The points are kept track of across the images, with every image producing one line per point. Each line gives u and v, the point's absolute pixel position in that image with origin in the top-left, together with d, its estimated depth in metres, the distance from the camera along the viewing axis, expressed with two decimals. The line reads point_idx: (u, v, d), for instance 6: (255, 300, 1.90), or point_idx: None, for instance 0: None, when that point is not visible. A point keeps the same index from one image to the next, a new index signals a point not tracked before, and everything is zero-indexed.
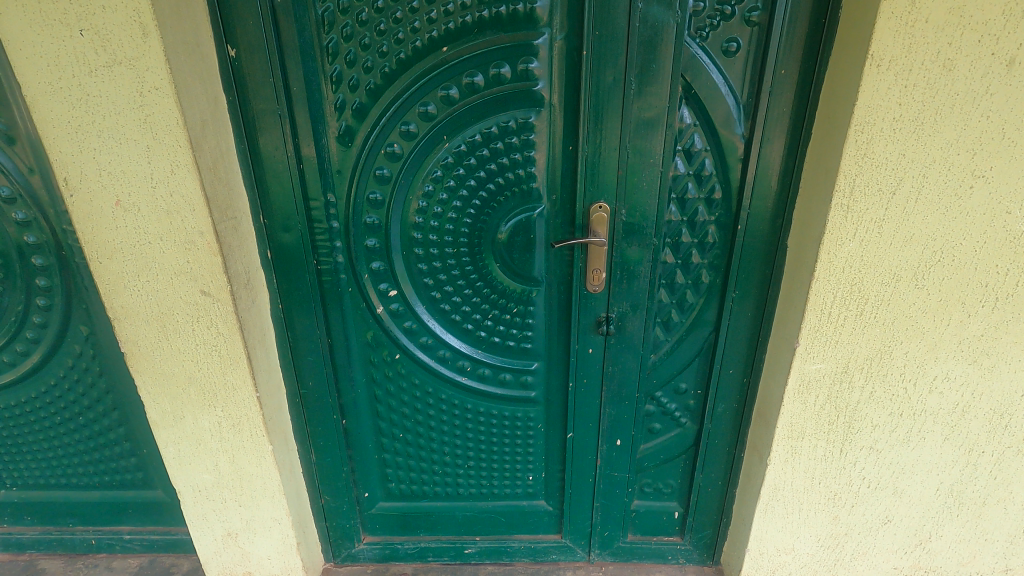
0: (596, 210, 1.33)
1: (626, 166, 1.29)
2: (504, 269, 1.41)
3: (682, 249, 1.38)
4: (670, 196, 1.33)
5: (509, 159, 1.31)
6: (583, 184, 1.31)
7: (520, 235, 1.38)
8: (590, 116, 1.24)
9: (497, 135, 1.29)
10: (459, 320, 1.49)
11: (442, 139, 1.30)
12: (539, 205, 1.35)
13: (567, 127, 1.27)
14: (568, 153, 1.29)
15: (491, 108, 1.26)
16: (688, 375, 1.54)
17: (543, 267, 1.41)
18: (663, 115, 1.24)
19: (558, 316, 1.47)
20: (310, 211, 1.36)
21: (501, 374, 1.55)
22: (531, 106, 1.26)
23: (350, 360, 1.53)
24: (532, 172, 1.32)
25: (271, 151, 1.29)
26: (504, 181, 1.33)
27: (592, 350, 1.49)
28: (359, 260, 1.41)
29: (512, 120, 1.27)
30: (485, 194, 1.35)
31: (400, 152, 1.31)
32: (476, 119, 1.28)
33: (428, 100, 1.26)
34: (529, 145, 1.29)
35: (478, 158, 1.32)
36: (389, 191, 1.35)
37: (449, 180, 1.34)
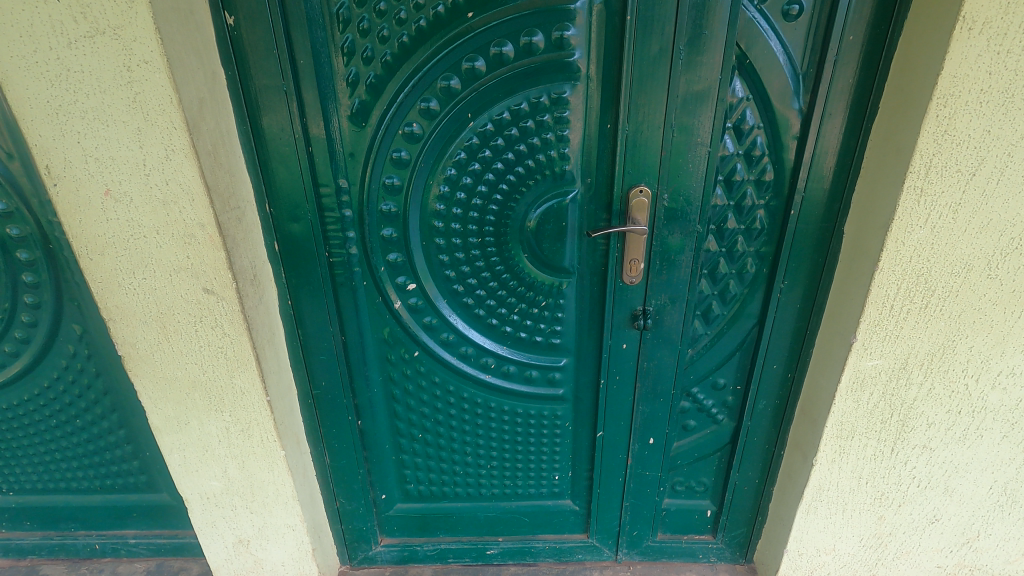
0: (635, 195, 1.21)
1: (670, 146, 1.17)
2: (533, 260, 1.31)
3: (727, 237, 1.27)
4: (717, 178, 1.21)
5: (540, 139, 1.19)
6: (622, 167, 1.19)
7: (551, 223, 1.26)
8: (630, 91, 1.12)
9: (528, 113, 1.16)
10: (482, 316, 1.38)
11: (466, 117, 1.17)
12: (572, 189, 1.23)
13: (604, 102, 1.14)
14: (605, 132, 1.17)
15: (522, 83, 1.14)
16: (727, 371, 1.44)
17: (575, 257, 1.30)
18: (713, 89, 1.12)
19: (590, 310, 1.36)
20: (320, 198, 1.23)
21: (528, 371, 1.45)
22: (564, 79, 1.13)
23: (365, 358, 1.43)
24: (566, 153, 1.19)
25: (276, 133, 1.16)
26: (535, 162, 1.21)
27: (626, 345, 1.39)
28: (374, 252, 1.30)
29: (544, 96, 1.14)
30: (513, 178, 1.23)
31: (421, 132, 1.18)
32: (504, 95, 1.15)
33: (451, 74, 1.13)
34: (563, 123, 1.17)
35: (506, 138, 1.19)
36: (407, 176, 1.22)
37: (473, 164, 1.21)
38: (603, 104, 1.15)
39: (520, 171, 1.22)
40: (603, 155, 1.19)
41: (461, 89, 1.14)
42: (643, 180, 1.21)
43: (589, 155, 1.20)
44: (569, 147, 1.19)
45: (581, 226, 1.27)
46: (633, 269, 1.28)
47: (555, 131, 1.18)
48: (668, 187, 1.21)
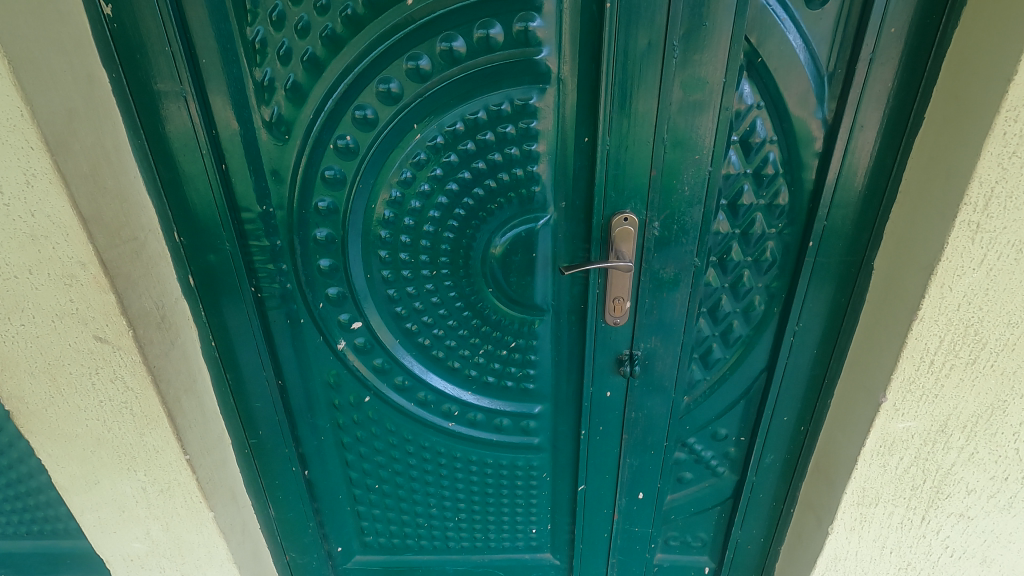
0: (619, 223, 0.99)
1: (662, 163, 0.95)
2: (499, 296, 1.10)
3: (731, 270, 1.06)
4: (720, 202, 0.99)
5: (503, 155, 0.97)
6: (603, 188, 0.97)
7: (519, 254, 1.05)
8: (612, 96, 0.90)
9: (486, 123, 0.95)
10: (441, 358, 1.18)
11: (411, 128, 0.96)
12: (543, 214, 1.02)
13: (580, 110, 0.93)
14: (582, 146, 0.95)
15: (478, 86, 0.92)
16: (729, 420, 1.24)
17: (548, 293, 1.09)
18: (715, 94, 0.90)
19: (568, 352, 1.16)
20: (240, 225, 1.03)
21: (497, 419, 1.26)
22: (530, 81, 0.91)
23: (309, 403, 1.24)
24: (535, 171, 0.98)
25: (180, 147, 0.96)
26: (497, 182, 0.99)
27: (610, 393, 1.19)
28: (310, 285, 1.10)
29: (506, 103, 0.93)
30: (471, 200, 1.01)
31: (357, 145, 0.97)
32: (458, 101, 0.93)
33: (390, 75, 0.91)
34: (530, 135, 0.95)
35: (461, 153, 0.97)
36: (344, 199, 1.01)
37: (422, 184, 1.01)
38: (578, 112, 0.93)
39: (480, 192, 1.01)
40: (579, 174, 0.98)
41: (404, 94, 0.93)
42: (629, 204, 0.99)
43: (562, 174, 0.98)
44: (538, 164, 0.98)
45: (555, 258, 1.05)
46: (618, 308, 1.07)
47: (521, 145, 0.96)
48: (660, 213, 0.99)
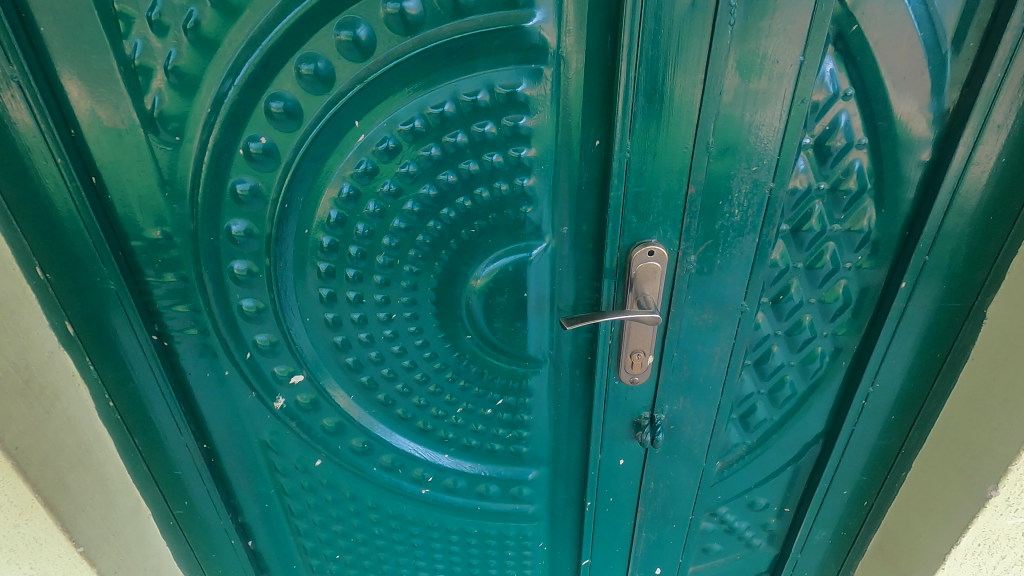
0: (642, 257, 0.71)
1: (705, 179, 0.67)
2: (478, 345, 0.84)
3: (788, 314, 0.79)
4: (781, 228, 0.72)
5: (480, 164, 0.70)
6: (620, 211, 0.69)
7: (504, 294, 0.79)
8: (637, 82, 0.61)
9: (456, 119, 0.67)
10: (407, 417, 0.93)
11: (351, 127, 0.69)
12: (538, 242, 0.75)
13: (588, 101, 0.65)
14: (591, 152, 0.68)
15: (444, 67, 0.65)
16: (772, 489, 0.99)
17: (545, 341, 0.83)
18: (789, 79, 0.61)
19: (571, 412, 0.90)
20: (130, 255, 0.77)
21: (481, 486, 1.01)
22: (516, 60, 0.64)
23: (246, 467, 0.99)
24: (526, 186, 0.71)
25: (25, 152, 0.67)
26: (473, 201, 0.72)
27: (624, 460, 0.93)
28: (232, 331, 0.83)
29: (483, 91, 0.66)
30: (438, 224, 0.75)
31: (277, 151, 0.70)
32: (415, 88, 0.66)
33: (316, 52, 0.64)
34: (517, 137, 0.68)
35: (422, 161, 0.70)
36: (265, 222, 0.75)
37: (370, 203, 0.74)
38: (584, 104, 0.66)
39: (450, 214, 0.74)
40: (586, 190, 0.71)
41: (338, 79, 0.65)
42: (655, 234, 0.71)
43: (563, 190, 0.71)
44: (529, 176, 0.70)
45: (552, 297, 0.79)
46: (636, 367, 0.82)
47: (505, 150, 0.69)
48: (698, 244, 0.71)
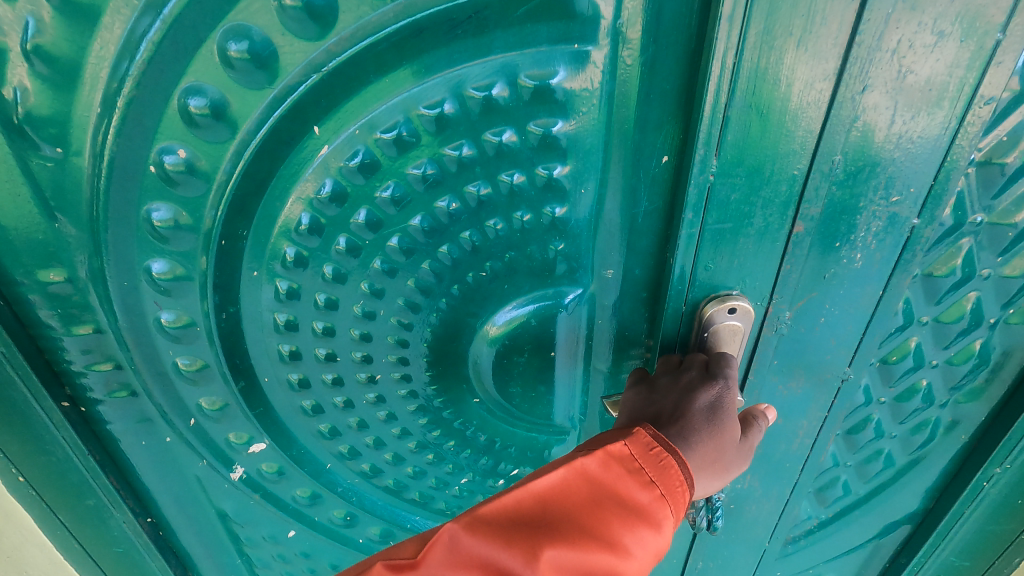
0: (719, 316, 0.51)
1: (821, 213, 0.46)
2: (488, 410, 0.67)
3: (899, 379, 0.60)
4: (914, 275, 0.51)
5: (495, 186, 0.52)
6: (691, 256, 0.49)
7: (524, 351, 0.61)
8: (742, 74, 0.40)
9: (459, 124, 0.48)
10: (398, 489, 0.77)
11: (309, 135, 0.49)
12: (571, 289, 0.57)
13: (653, 98, 0.45)
14: (652, 172, 0.49)
15: (443, 48, 0.44)
16: (842, 564, 0.82)
17: (571, 405, 0.67)
18: (973, 68, 0.40)
19: None
20: (14, 304, 0.56)
21: None
22: (549, 37, 0.43)
23: (204, 538, 0.81)
24: (559, 217, 0.53)
25: None
26: (483, 236, 0.55)
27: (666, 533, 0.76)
28: (169, 393, 0.64)
29: (500, 86, 0.46)
30: (433, 265, 0.57)
31: (205, 167, 0.49)
32: (400, 78, 0.46)
33: (248, 23, 0.42)
34: (547, 149, 0.49)
35: (411, 182, 0.51)
36: (197, 261, 0.55)
37: (341, 237, 0.54)
38: (647, 102, 0.46)
39: (450, 252, 0.56)
40: (637, 222, 0.52)
41: (284, 65, 0.44)
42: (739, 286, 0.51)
43: (608, 221, 0.52)
44: (563, 203, 0.52)
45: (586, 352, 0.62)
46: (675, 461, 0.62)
47: (529, 168, 0.50)
48: (797, 298, 0.51)
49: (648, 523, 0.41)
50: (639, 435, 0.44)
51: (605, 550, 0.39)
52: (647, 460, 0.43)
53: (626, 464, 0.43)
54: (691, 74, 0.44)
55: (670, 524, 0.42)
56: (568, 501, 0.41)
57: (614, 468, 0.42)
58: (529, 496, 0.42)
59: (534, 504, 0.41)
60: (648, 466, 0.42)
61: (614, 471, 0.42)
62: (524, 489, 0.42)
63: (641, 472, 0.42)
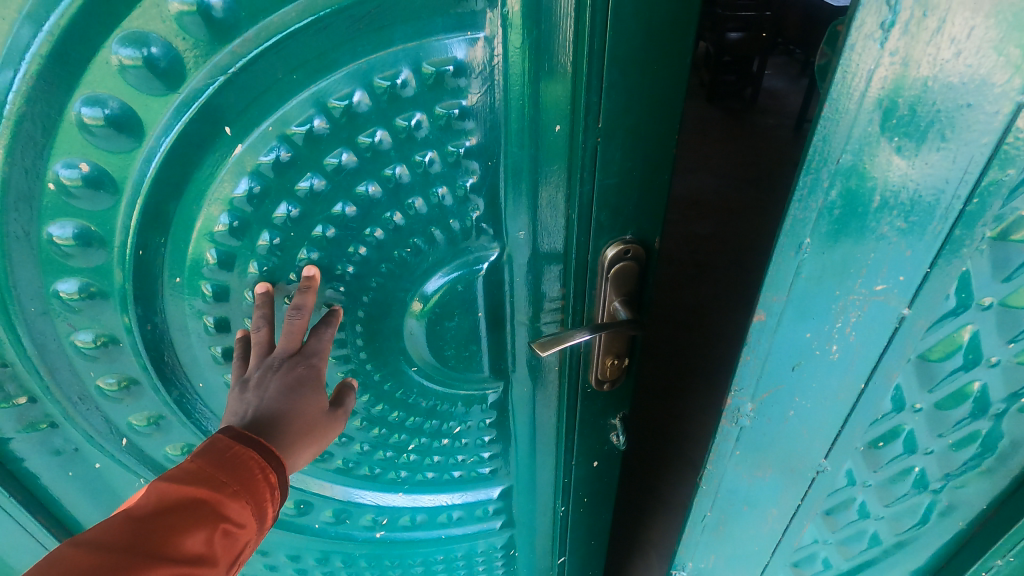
0: (620, 259, 0.56)
1: (787, 303, 0.45)
2: (426, 380, 0.65)
3: (884, 466, 0.54)
4: (905, 361, 0.45)
5: (411, 168, 0.49)
6: (587, 208, 0.52)
7: (455, 317, 0.59)
8: (603, 47, 0.44)
9: (371, 115, 0.46)
10: (347, 467, 0.73)
11: (221, 136, 0.45)
12: (486, 250, 0.56)
13: (540, 77, 0.46)
14: (553, 140, 0.49)
15: (347, 37, 0.42)
16: None
17: (503, 361, 0.66)
18: (994, 125, 0.34)
19: (549, 425, 0.73)
20: None
21: (447, 514, 0.85)
22: (445, 27, 0.44)
23: None
24: (473, 191, 0.52)
25: None
26: (405, 216, 0.52)
27: (597, 461, 0.79)
28: (95, 411, 0.60)
29: (405, 74, 0.45)
30: (361, 251, 0.53)
31: (108, 182, 0.45)
32: (308, 75, 0.44)
33: (146, 30, 0.39)
34: (455, 126, 0.48)
35: (331, 172, 0.48)
36: (112, 276, 0.50)
37: (263, 236, 0.49)
38: (531, 79, 0.46)
39: (373, 239, 0.52)
40: (548, 194, 0.52)
41: (188, 69, 0.41)
42: (630, 229, 0.55)
43: (523, 196, 0.53)
44: (475, 176, 0.51)
45: (511, 313, 0.61)
46: (621, 386, 0.69)
47: (441, 147, 0.49)
48: (759, 390, 0.50)
49: (228, 526, 0.41)
50: (214, 442, 0.43)
51: (179, 565, 0.38)
52: (218, 464, 0.42)
53: (206, 473, 0.42)
54: (571, 53, 0.44)
55: (257, 522, 0.43)
56: (160, 519, 0.39)
57: (204, 480, 0.41)
58: (122, 518, 0.39)
59: (126, 526, 0.39)
60: (221, 472, 0.42)
61: (206, 483, 0.41)
62: (120, 512, 0.39)
63: (223, 482, 0.42)
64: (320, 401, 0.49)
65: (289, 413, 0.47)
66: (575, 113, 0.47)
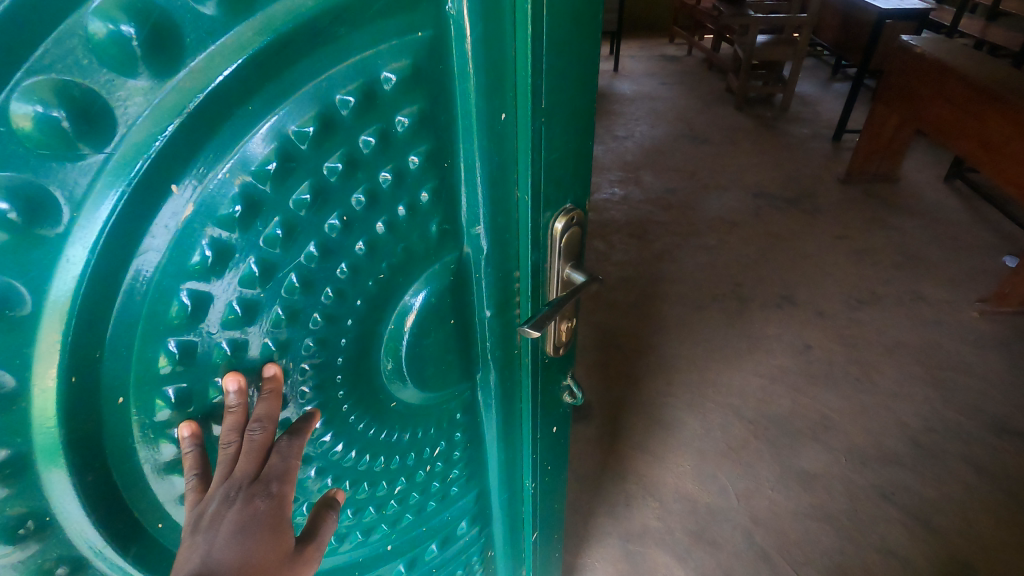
0: (570, 230, 0.46)
1: None
2: (408, 409, 0.49)
3: None
4: None
5: (382, 188, 0.37)
6: (535, 193, 0.43)
7: (432, 327, 0.45)
8: (543, 29, 0.36)
9: (339, 137, 0.32)
10: (330, 547, 0.53)
11: (163, 200, 0.27)
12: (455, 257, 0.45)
13: (477, 62, 0.36)
14: (496, 130, 0.40)
15: (311, 40, 0.28)
16: None
17: (468, 369, 0.53)
18: None
19: (512, 407, 0.59)
20: None
21: (431, 548, 0.66)
22: (398, 30, 0.32)
23: None
24: (437, 201, 0.41)
25: None
26: (375, 239, 0.38)
27: (557, 427, 0.65)
28: None
29: (371, 80, 0.32)
30: (335, 293, 0.37)
31: (16, 308, 0.25)
32: (277, 92, 0.29)
33: (59, 76, 0.22)
34: (419, 130, 0.37)
35: (299, 210, 0.32)
36: (29, 427, 0.28)
37: (227, 307, 0.31)
38: (473, 65, 0.36)
39: (346, 276, 0.38)
40: (495, 187, 0.42)
41: (132, 115, 0.24)
42: (568, 198, 0.46)
43: (482, 197, 0.42)
44: (434, 182, 0.40)
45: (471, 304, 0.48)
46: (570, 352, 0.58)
47: (401, 161, 0.37)
48: None
49: None
50: None
51: None
52: None
53: None
54: (498, 39, 0.36)
55: None
56: None
57: None
58: None
59: None
60: None
61: None
62: None
63: None
64: (285, 541, 0.31)
65: (241, 568, 0.29)
66: (505, 92, 0.38)
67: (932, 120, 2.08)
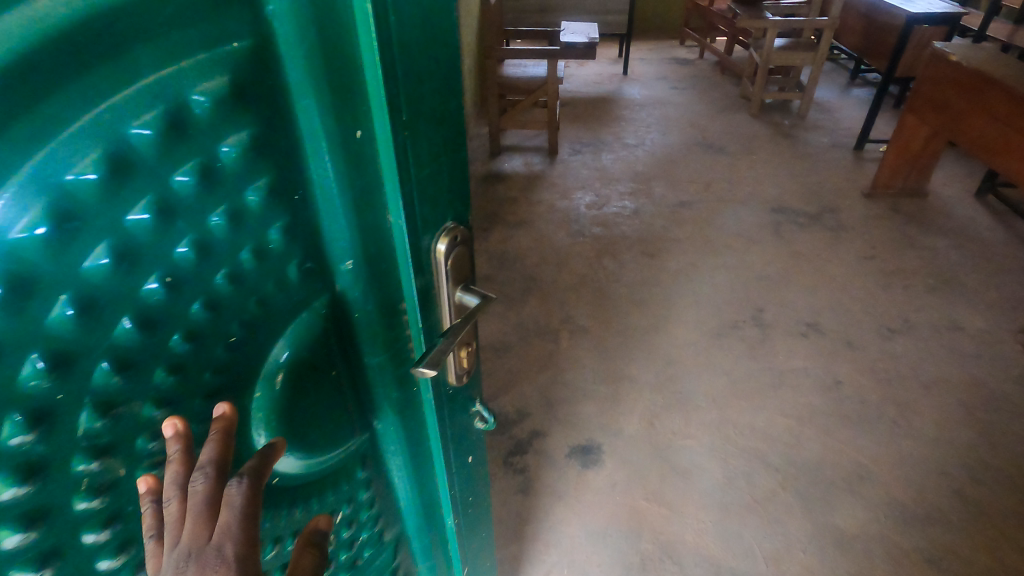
0: (455, 250, 0.41)
1: None
2: (289, 480, 0.43)
3: None
4: None
5: (215, 231, 0.32)
6: (407, 217, 0.38)
7: (315, 376, 0.42)
8: (381, 32, 0.31)
9: (141, 179, 0.27)
10: None
11: None
12: (320, 294, 0.41)
13: (307, 77, 0.32)
14: (344, 148, 0.36)
15: (78, 70, 0.23)
16: None
17: (357, 410, 0.48)
18: None
19: (415, 441, 0.55)
20: None
21: None
22: (204, 42, 0.27)
23: None
24: (293, 231, 0.37)
25: None
26: (216, 290, 0.34)
27: (472, 456, 0.60)
28: None
29: (175, 109, 0.27)
30: (171, 361, 0.32)
31: None
32: (45, 133, 0.23)
33: None
34: (253, 159, 0.32)
35: (102, 274, 0.27)
36: None
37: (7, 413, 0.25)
38: (307, 79, 0.32)
39: (187, 342, 0.33)
40: (359, 216, 0.39)
41: None
42: (449, 215, 0.41)
43: (346, 226, 0.39)
44: (285, 219, 0.36)
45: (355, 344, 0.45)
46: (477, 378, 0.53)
47: (238, 197, 0.33)
48: None
49: None
50: None
51: None
52: None
53: None
54: (323, 49, 0.32)
55: None
56: None
57: None
58: None
59: None
60: None
61: None
62: None
63: None
64: None
65: None
66: (351, 111, 0.35)
67: (962, 129, 1.95)
